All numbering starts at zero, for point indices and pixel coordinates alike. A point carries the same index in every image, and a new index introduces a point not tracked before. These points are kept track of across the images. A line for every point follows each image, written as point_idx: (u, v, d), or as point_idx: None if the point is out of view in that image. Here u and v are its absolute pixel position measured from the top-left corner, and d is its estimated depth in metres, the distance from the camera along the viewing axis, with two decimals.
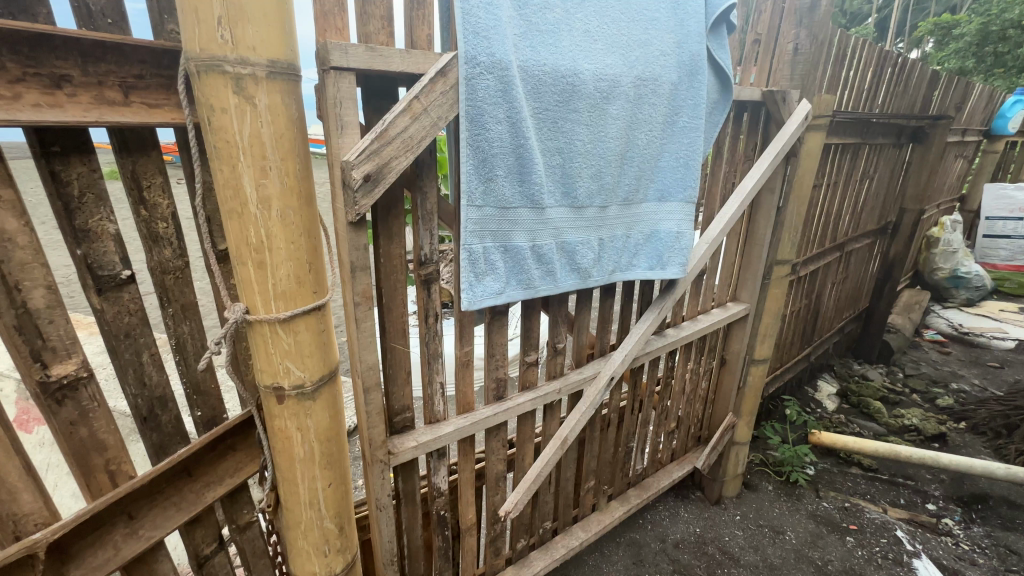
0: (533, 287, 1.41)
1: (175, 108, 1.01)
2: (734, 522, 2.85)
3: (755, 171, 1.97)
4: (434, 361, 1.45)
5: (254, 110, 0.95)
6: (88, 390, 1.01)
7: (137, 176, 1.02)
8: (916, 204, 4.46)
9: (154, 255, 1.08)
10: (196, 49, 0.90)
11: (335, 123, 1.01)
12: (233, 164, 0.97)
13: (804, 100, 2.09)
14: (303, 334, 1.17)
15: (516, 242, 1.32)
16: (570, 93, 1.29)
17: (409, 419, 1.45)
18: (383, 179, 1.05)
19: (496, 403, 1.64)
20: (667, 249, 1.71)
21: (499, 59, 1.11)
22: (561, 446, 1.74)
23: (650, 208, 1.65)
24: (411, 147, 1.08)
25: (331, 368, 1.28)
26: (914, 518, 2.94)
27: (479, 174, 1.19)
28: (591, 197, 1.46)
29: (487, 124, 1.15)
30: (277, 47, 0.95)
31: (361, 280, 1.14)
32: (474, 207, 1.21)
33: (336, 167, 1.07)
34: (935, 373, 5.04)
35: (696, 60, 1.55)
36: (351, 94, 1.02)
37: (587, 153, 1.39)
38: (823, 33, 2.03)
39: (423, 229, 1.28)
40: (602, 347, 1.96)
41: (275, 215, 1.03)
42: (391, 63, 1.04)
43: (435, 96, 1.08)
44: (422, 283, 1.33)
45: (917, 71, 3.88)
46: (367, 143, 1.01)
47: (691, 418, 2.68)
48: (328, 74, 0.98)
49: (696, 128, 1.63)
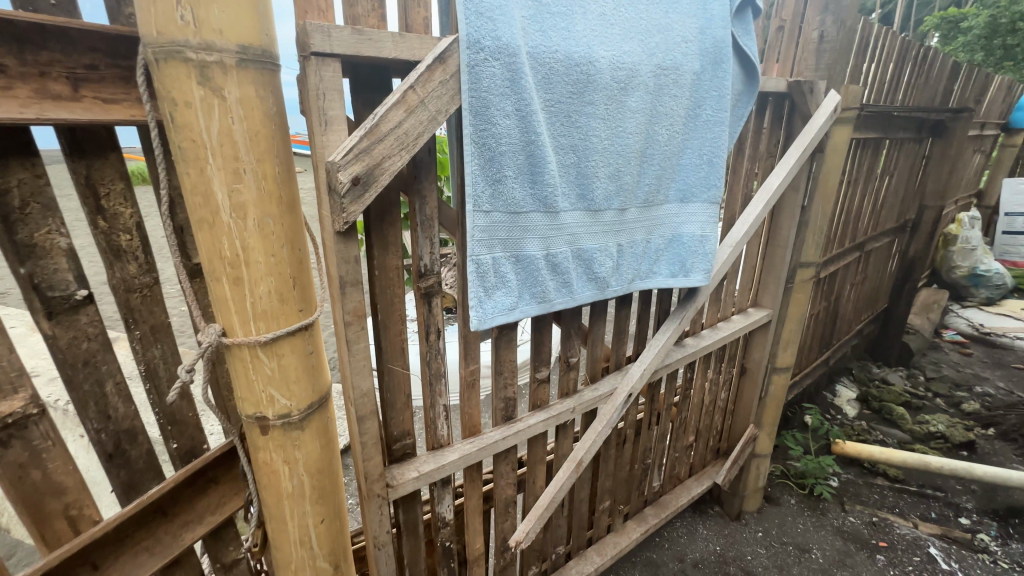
0: (546, 300, 1.28)
1: (136, 104, 0.89)
2: (757, 540, 2.70)
3: (782, 168, 1.82)
4: (436, 382, 1.31)
5: (223, 102, 0.82)
6: (40, 429, 0.89)
7: (93, 181, 0.90)
8: (937, 200, 4.28)
9: (117, 271, 0.95)
10: (154, 33, 0.77)
11: (320, 118, 0.88)
12: (201, 166, 0.84)
13: (832, 91, 1.94)
14: (289, 358, 1.04)
15: (528, 250, 1.19)
16: (585, 83, 1.15)
17: (409, 446, 1.31)
18: (376, 181, 0.92)
19: (505, 425, 1.50)
20: (691, 256, 1.57)
21: (506, 45, 0.98)
22: (576, 469, 1.60)
23: (671, 210, 1.51)
24: (407, 145, 0.94)
25: (322, 393, 1.15)
26: (948, 533, 2.78)
27: (485, 174, 1.05)
28: (609, 199, 1.33)
29: (494, 119, 1.02)
30: (249, 30, 0.83)
31: (353, 297, 1.00)
32: (482, 212, 1.07)
33: (322, 168, 0.93)
34: (958, 376, 4.85)
35: (721, 47, 1.40)
36: (338, 83, 0.88)
37: (604, 149, 1.25)
38: (851, 18, 1.88)
39: (422, 237, 1.14)
40: (618, 360, 1.82)
41: (252, 225, 0.90)
42: (382, 48, 0.91)
43: (433, 86, 0.95)
44: (423, 297, 1.20)
45: (937, 62, 3.71)
46: (360, 140, 0.87)
47: (710, 431, 2.53)
48: (310, 61, 0.85)
49: (721, 122, 1.49)
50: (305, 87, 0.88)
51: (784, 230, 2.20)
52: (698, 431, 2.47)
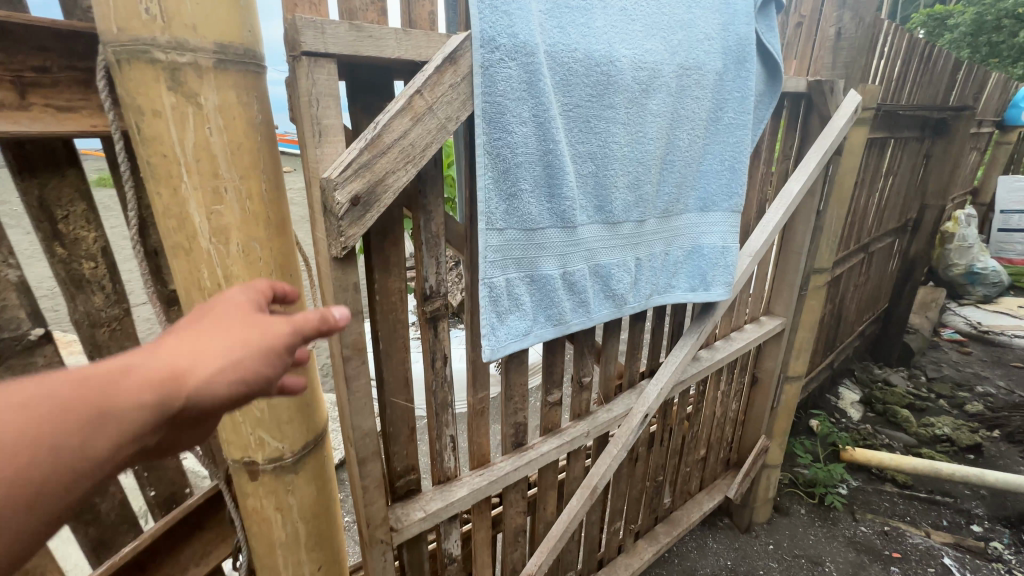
0: (563, 322, 1.17)
1: (98, 112, 0.77)
2: (768, 553, 2.62)
3: (801, 172, 1.73)
4: (442, 411, 1.20)
5: (199, 110, 0.70)
6: None
7: (48, 202, 0.78)
8: (938, 200, 4.22)
9: (79, 303, 0.84)
10: (115, 30, 0.65)
11: (313, 128, 0.77)
12: (175, 185, 0.72)
13: (851, 91, 1.85)
14: (280, 397, 0.93)
15: (544, 269, 1.08)
16: (605, 85, 1.05)
17: (414, 481, 1.20)
18: (379, 200, 0.81)
19: (515, 453, 1.39)
20: (711, 268, 1.47)
21: (523, 44, 0.87)
22: (590, 496, 1.49)
23: (690, 220, 1.41)
24: (412, 158, 0.83)
25: (318, 431, 1.04)
26: (961, 542, 2.72)
27: (499, 188, 0.94)
28: (628, 211, 1.22)
29: (509, 126, 0.91)
30: (228, 26, 0.71)
31: (352, 329, 0.89)
32: (495, 231, 0.96)
33: (315, 185, 0.82)
34: (958, 375, 4.83)
35: (744, 45, 1.30)
36: (334, 87, 0.77)
37: (624, 157, 1.15)
38: (871, 14, 1.79)
39: (428, 256, 1.03)
40: (631, 377, 1.73)
41: (236, 251, 0.79)
42: (384, 47, 0.79)
43: (443, 90, 0.84)
44: (428, 322, 1.09)
45: (940, 60, 3.65)
46: (360, 154, 0.76)
47: (720, 443, 2.45)
48: (302, 62, 0.73)
49: (743, 126, 1.39)
50: (296, 92, 0.77)
51: (798, 235, 2.11)
52: (708, 444, 2.38)
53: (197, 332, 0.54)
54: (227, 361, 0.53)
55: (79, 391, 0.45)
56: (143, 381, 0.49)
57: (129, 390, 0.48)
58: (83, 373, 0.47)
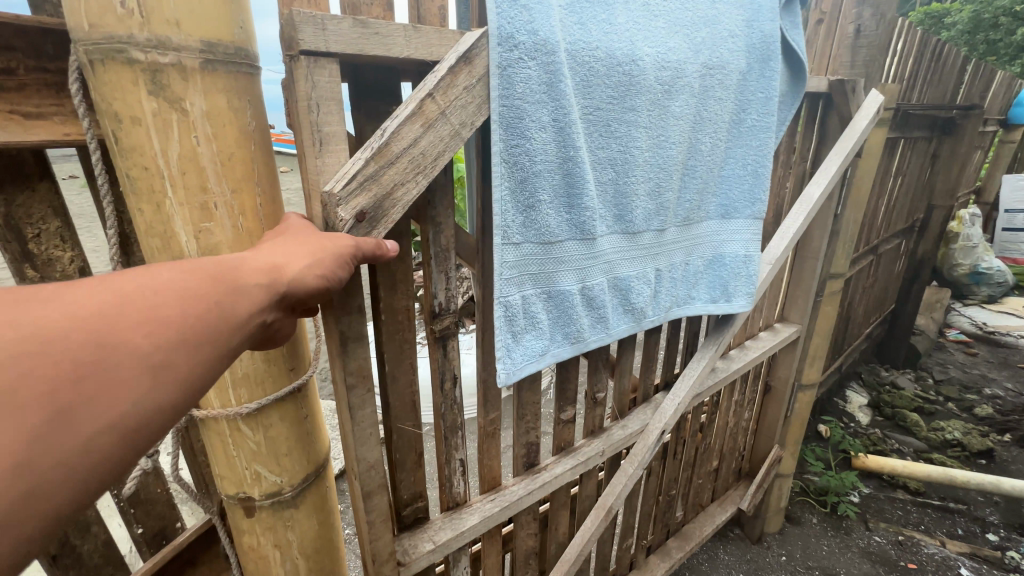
0: (580, 339, 1.09)
1: (71, 119, 0.70)
2: (780, 565, 2.55)
3: (823, 176, 1.65)
4: (451, 435, 1.12)
5: (184, 118, 0.62)
6: None
7: (16, 220, 0.72)
8: (945, 200, 4.15)
9: None
10: (86, 27, 0.58)
11: (313, 138, 0.69)
12: (158, 201, 0.64)
13: (873, 91, 1.78)
14: (278, 428, 0.85)
15: (562, 284, 1.00)
16: (628, 86, 0.97)
17: (422, 509, 1.13)
18: (386, 215, 0.75)
19: (527, 475, 1.32)
20: (732, 278, 1.40)
21: (543, 42, 0.80)
22: (606, 517, 1.41)
23: (710, 228, 1.33)
24: (423, 167, 0.77)
25: (320, 461, 0.96)
26: (977, 552, 2.66)
27: (515, 199, 0.86)
28: (649, 220, 1.14)
29: (528, 132, 0.83)
30: (216, 21, 0.63)
31: (357, 355, 0.82)
32: (511, 245, 0.89)
33: (315, 196, 0.74)
34: (965, 377, 4.77)
35: (768, 43, 1.23)
36: (340, 90, 0.69)
37: (646, 162, 1.07)
38: (893, 11, 1.72)
39: (437, 273, 0.96)
40: (645, 391, 1.66)
41: None
42: (392, 45, 0.71)
43: (456, 93, 0.76)
44: (437, 342, 1.02)
45: (949, 58, 3.59)
46: (366, 165, 0.70)
47: (733, 453, 2.38)
48: (300, 62, 0.65)
49: (767, 128, 1.31)
50: (296, 94, 0.69)
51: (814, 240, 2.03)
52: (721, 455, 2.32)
53: (285, 240, 0.65)
54: (315, 261, 0.64)
55: (217, 265, 0.54)
56: (258, 267, 0.58)
57: (249, 272, 0.57)
58: (220, 260, 0.56)
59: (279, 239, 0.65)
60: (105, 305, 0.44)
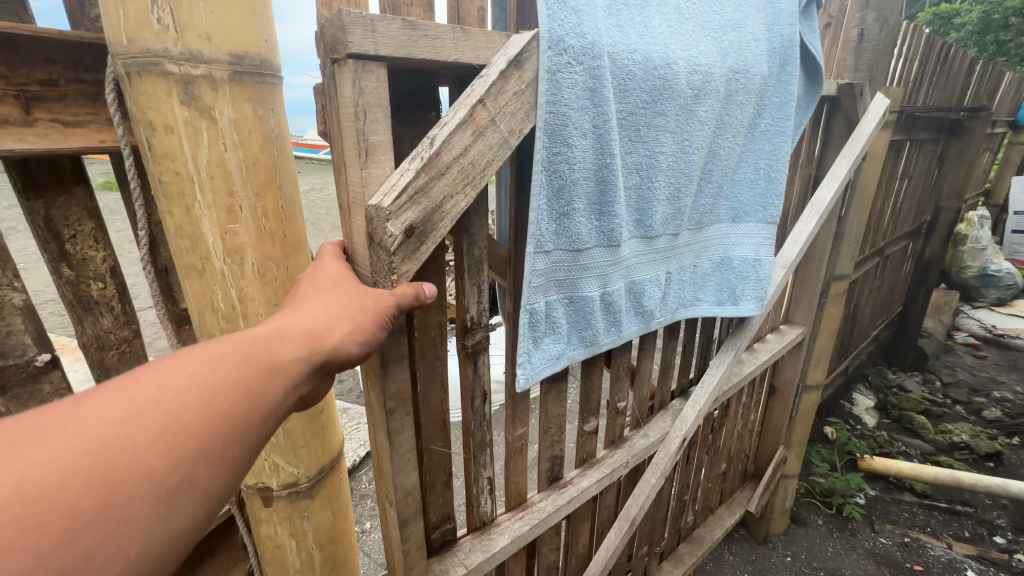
0: (595, 343, 1.13)
1: (106, 126, 0.74)
2: (786, 565, 2.56)
3: (834, 179, 1.67)
4: (479, 453, 1.16)
5: (213, 126, 0.66)
6: None
7: (54, 222, 0.77)
8: (953, 202, 4.15)
9: (88, 326, 0.83)
10: (125, 42, 0.61)
11: (360, 146, 0.72)
12: (188, 204, 0.68)
13: (878, 95, 1.81)
14: (295, 420, 0.89)
15: (585, 291, 1.04)
16: (660, 90, 1.00)
17: (450, 530, 1.15)
18: (429, 231, 0.77)
19: (553, 490, 1.35)
20: (741, 281, 1.43)
21: (586, 48, 0.84)
22: (628, 529, 1.43)
23: (722, 231, 1.36)
24: (471, 179, 0.80)
25: (333, 455, 1.00)
26: (984, 554, 2.65)
27: (550, 202, 0.90)
28: (666, 224, 1.18)
29: (571, 139, 0.87)
30: (245, 36, 0.67)
31: (397, 376, 0.88)
32: (541, 248, 0.92)
33: (358, 208, 0.77)
34: (973, 380, 4.75)
35: (788, 48, 1.25)
36: (385, 92, 0.72)
37: (669, 167, 1.10)
38: (896, 16, 1.75)
39: (469, 285, 0.99)
40: (663, 397, 1.71)
41: (251, 271, 0.75)
42: (439, 47, 0.75)
43: (506, 99, 0.79)
44: (468, 357, 1.06)
45: (956, 61, 3.60)
46: (416, 178, 0.72)
47: (740, 455, 2.40)
48: (347, 64, 0.68)
49: (781, 133, 1.34)
50: (339, 98, 0.72)
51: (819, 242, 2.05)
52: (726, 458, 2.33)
53: (322, 298, 0.70)
54: (353, 325, 0.69)
55: (250, 349, 0.57)
56: (295, 338, 0.62)
57: (286, 349, 0.61)
58: (257, 337, 0.59)
59: (318, 295, 0.70)
60: (121, 419, 0.46)
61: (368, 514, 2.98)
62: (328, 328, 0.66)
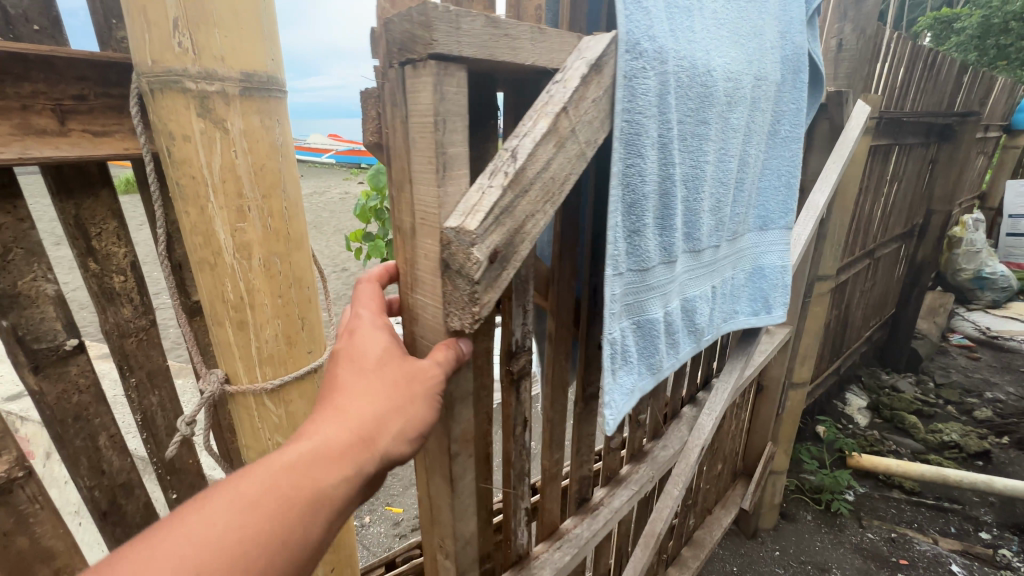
0: (660, 368, 1.19)
1: (129, 136, 0.87)
2: (773, 559, 2.63)
3: (825, 183, 1.73)
4: (519, 481, 1.23)
5: (226, 135, 0.75)
6: (26, 492, 0.95)
7: (83, 221, 0.87)
8: (944, 205, 4.22)
9: (110, 315, 0.92)
10: (150, 62, 0.70)
11: (439, 159, 0.71)
12: (202, 205, 0.77)
13: (859, 102, 1.90)
14: (297, 404, 0.97)
15: (650, 313, 1.10)
16: (705, 99, 1.06)
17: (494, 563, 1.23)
18: (512, 255, 0.75)
19: (584, 515, 1.43)
20: (773, 290, 1.53)
21: (647, 65, 0.90)
22: (653, 544, 1.49)
23: (752, 240, 1.45)
24: (549, 194, 0.78)
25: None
26: (969, 549, 2.71)
27: (620, 216, 0.96)
28: (710, 234, 1.24)
29: (642, 151, 0.92)
30: (254, 56, 0.75)
31: (460, 418, 0.91)
32: (616, 267, 0.97)
33: (430, 228, 0.76)
34: (966, 381, 4.80)
35: (800, 57, 1.34)
36: (460, 97, 0.72)
37: (712, 176, 1.17)
38: (872, 27, 1.83)
39: (517, 311, 1.07)
40: (674, 408, 1.82)
41: (258, 265, 0.83)
42: (516, 48, 0.77)
43: (586, 106, 0.80)
44: (513, 384, 1.12)
45: (945, 66, 3.68)
46: (502, 196, 0.69)
47: (730, 452, 2.47)
48: (428, 66, 0.68)
49: (797, 140, 1.43)
50: (419, 104, 0.71)
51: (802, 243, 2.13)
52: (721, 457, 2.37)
53: (368, 387, 0.70)
54: (402, 417, 0.70)
55: (288, 477, 0.59)
56: (338, 455, 0.63)
57: (329, 470, 0.62)
58: (298, 459, 0.61)
59: (364, 383, 0.70)
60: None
61: (367, 509, 3.06)
62: (377, 429, 0.67)
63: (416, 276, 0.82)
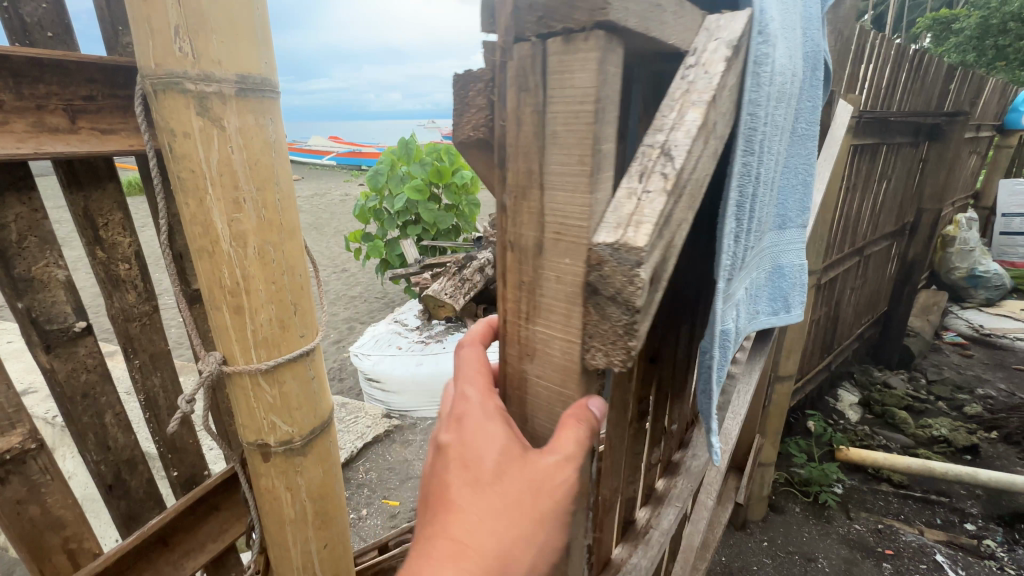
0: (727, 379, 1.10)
1: (133, 133, 0.94)
2: (761, 550, 2.69)
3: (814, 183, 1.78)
4: None
5: (222, 133, 0.81)
6: (38, 462, 1.04)
7: (91, 212, 0.94)
8: (934, 204, 4.28)
9: (116, 300, 0.99)
10: (153, 66, 0.77)
11: (596, 157, 0.58)
12: (201, 197, 0.84)
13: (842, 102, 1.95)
14: (290, 384, 1.04)
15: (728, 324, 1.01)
16: (788, 90, 0.97)
17: None
18: (660, 275, 0.65)
19: (635, 543, 1.39)
20: (792, 290, 1.55)
21: (763, 65, 0.80)
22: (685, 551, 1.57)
23: (778, 241, 1.41)
24: (693, 198, 0.68)
25: (325, 417, 1.14)
26: (954, 540, 2.76)
27: (733, 230, 0.87)
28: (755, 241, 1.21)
29: (754, 146, 0.82)
30: (248, 60, 0.81)
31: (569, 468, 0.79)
32: (726, 287, 0.90)
33: (567, 243, 0.63)
34: (959, 378, 4.85)
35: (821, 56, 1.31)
36: (617, 80, 0.60)
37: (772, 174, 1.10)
38: (849, 29, 1.90)
39: None
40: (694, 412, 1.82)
41: (252, 253, 0.90)
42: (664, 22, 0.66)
43: (727, 94, 0.72)
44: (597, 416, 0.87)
45: (933, 67, 3.74)
46: (665, 204, 0.59)
47: None
48: (592, 37, 0.56)
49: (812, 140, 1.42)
50: (576, 85, 0.57)
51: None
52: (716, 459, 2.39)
53: (484, 511, 0.65)
54: (525, 538, 0.65)
55: None
56: None
57: None
58: None
59: (479, 502, 0.66)
60: None
61: (364, 502, 3.12)
62: (502, 566, 0.63)
63: (539, 303, 0.68)
